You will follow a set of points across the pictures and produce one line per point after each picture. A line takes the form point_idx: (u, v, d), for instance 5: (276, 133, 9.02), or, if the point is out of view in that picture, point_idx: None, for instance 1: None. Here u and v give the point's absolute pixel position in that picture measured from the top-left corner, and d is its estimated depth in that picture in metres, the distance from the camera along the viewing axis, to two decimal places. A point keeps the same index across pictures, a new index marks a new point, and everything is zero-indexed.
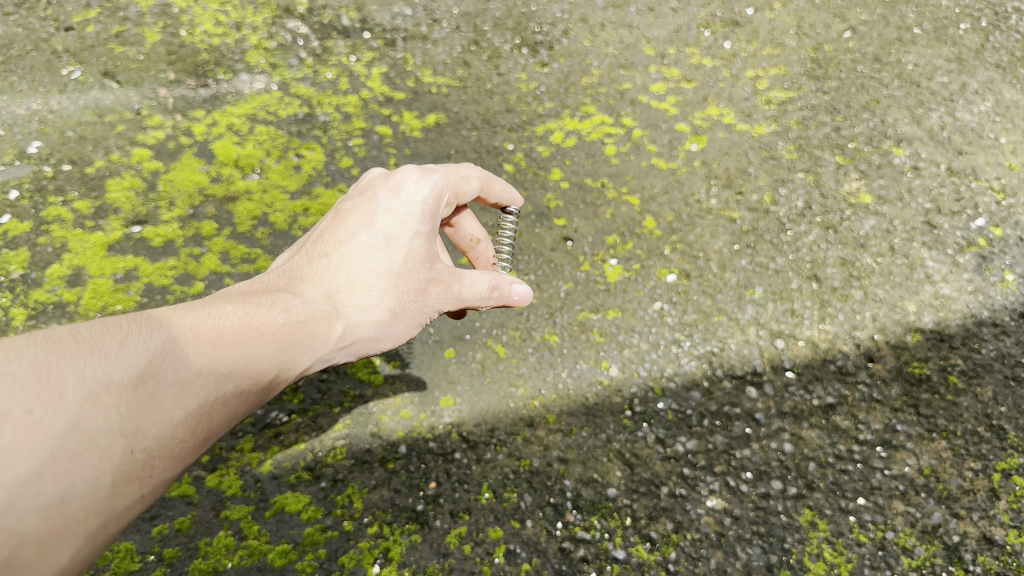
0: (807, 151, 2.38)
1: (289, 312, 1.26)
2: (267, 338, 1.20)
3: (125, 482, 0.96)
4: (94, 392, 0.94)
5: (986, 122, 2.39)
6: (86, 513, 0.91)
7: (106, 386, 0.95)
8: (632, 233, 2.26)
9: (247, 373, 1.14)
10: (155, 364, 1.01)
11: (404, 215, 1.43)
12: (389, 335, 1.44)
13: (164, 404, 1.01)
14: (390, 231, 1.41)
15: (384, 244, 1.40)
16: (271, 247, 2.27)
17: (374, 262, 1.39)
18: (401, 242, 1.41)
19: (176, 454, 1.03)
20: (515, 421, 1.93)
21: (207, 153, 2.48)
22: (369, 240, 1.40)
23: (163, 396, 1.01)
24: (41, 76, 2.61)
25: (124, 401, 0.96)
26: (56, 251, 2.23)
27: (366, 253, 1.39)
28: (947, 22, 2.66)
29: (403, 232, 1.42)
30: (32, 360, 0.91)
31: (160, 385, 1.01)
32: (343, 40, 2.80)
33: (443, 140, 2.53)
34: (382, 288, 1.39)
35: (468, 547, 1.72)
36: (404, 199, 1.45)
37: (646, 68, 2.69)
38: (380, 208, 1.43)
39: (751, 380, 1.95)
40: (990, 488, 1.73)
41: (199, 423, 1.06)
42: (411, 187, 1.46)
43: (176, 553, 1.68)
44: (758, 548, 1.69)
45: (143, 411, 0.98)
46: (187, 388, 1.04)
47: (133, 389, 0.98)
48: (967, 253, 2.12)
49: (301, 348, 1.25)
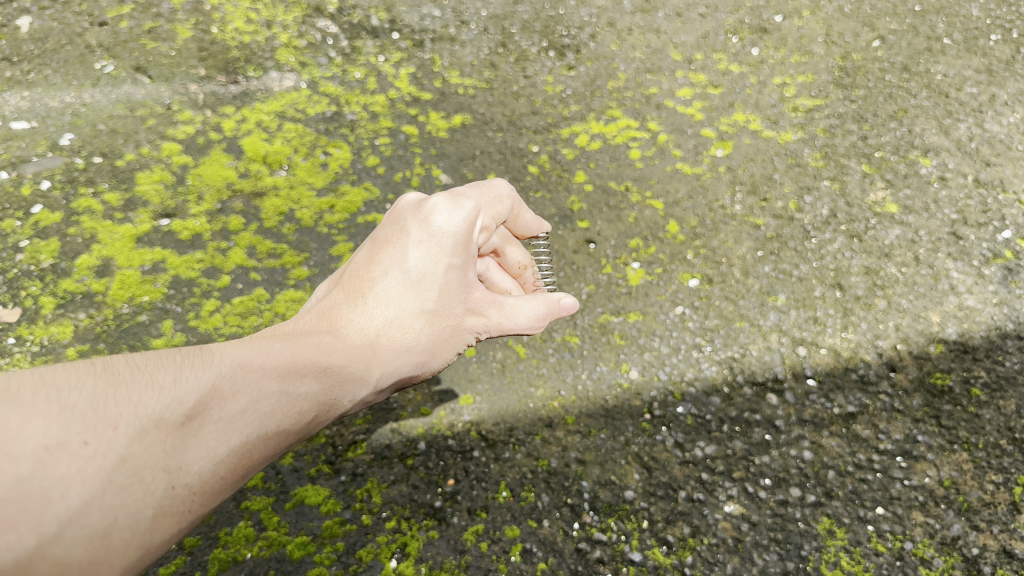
0: (833, 159, 2.37)
1: (331, 354, 1.24)
2: (311, 375, 1.16)
3: (165, 516, 0.92)
4: (144, 427, 0.90)
5: (1015, 134, 2.36)
6: (126, 545, 0.88)
7: (157, 422, 0.91)
8: (655, 237, 2.27)
9: (292, 410, 1.11)
10: (206, 400, 0.98)
11: (437, 247, 1.38)
12: (427, 365, 1.45)
13: (209, 441, 0.98)
14: (422, 268, 1.38)
15: (417, 282, 1.38)
16: (297, 243, 2.29)
17: (409, 301, 1.37)
18: (434, 278, 1.39)
19: (217, 489, 0.99)
20: (534, 421, 1.94)
21: (236, 148, 2.51)
22: (402, 278, 1.38)
23: (208, 432, 0.98)
24: (74, 69, 2.65)
25: (171, 437, 0.93)
26: (86, 242, 2.27)
27: (401, 293, 1.37)
28: (978, 33, 2.64)
29: (436, 267, 1.38)
30: (91, 391, 0.88)
31: (205, 422, 0.98)
32: (372, 40, 2.83)
33: (469, 141, 2.55)
34: (416, 328, 1.39)
35: (484, 545, 1.74)
36: (438, 229, 1.38)
37: (673, 73, 2.69)
38: (412, 242, 1.38)
39: (772, 387, 1.94)
40: (1010, 502, 1.72)
41: (240, 460, 1.03)
42: (443, 218, 1.38)
43: (196, 542, 1.72)
44: (775, 555, 1.70)
45: (188, 447, 0.95)
46: (231, 425, 1.01)
47: (181, 426, 0.94)
48: (993, 265, 2.10)
49: (342, 388, 1.23)
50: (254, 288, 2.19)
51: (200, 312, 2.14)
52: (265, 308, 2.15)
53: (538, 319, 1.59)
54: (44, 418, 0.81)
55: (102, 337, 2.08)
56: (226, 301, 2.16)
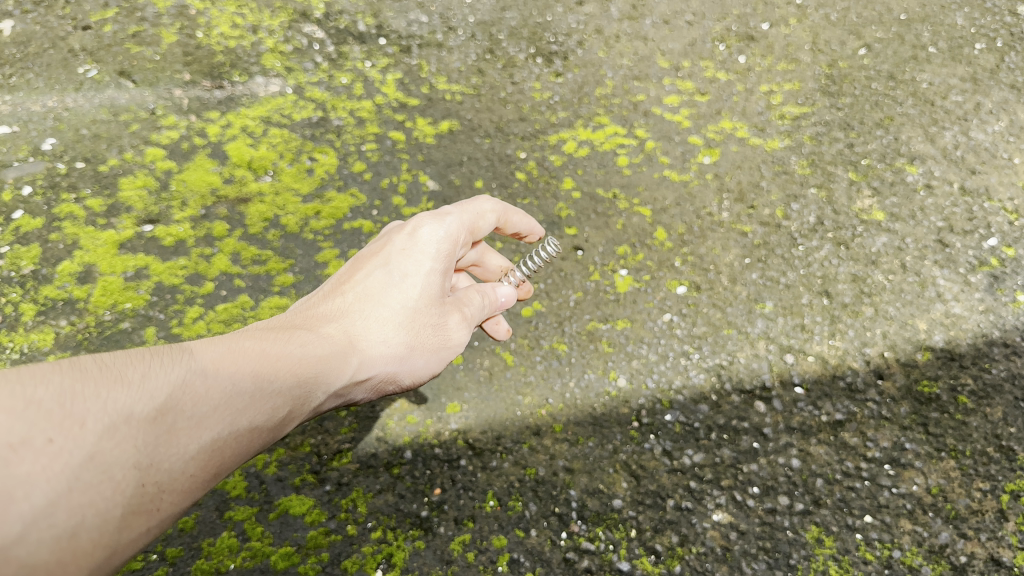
0: (820, 166, 2.38)
1: (307, 346, 1.26)
2: (286, 368, 1.19)
3: (134, 516, 0.93)
4: (114, 423, 0.92)
5: (1000, 142, 2.38)
6: (93, 545, 0.88)
7: (127, 418, 0.94)
8: (642, 244, 2.27)
9: (265, 407, 1.13)
10: (177, 396, 1.01)
11: (419, 253, 1.48)
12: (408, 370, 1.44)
13: (180, 438, 1.00)
14: (404, 268, 1.46)
15: (399, 280, 1.44)
16: (282, 249, 2.27)
17: (390, 297, 1.42)
18: (415, 277, 1.45)
19: (187, 488, 1.01)
20: (522, 429, 1.93)
21: (221, 154, 2.49)
22: (384, 277, 1.44)
23: (180, 429, 1.00)
24: (57, 74, 2.63)
25: (141, 432, 0.95)
26: (67, 247, 2.24)
27: (382, 289, 1.42)
28: (963, 42, 2.65)
29: (418, 268, 1.46)
30: (58, 386, 0.90)
31: (177, 418, 1.00)
32: (359, 46, 2.81)
33: (456, 148, 2.54)
34: (396, 323, 1.41)
35: (471, 555, 1.72)
36: (422, 239, 1.51)
37: (660, 80, 2.70)
38: (396, 248, 1.48)
39: (760, 395, 1.94)
40: (998, 509, 1.71)
41: (211, 458, 1.04)
42: (427, 231, 1.52)
43: (178, 553, 1.69)
44: (764, 564, 1.68)
45: (159, 444, 0.97)
46: (203, 422, 1.03)
47: (151, 422, 0.97)
48: (979, 272, 2.11)
49: (320, 381, 1.24)
50: (238, 295, 2.17)
51: (183, 319, 2.11)
52: (249, 314, 2.13)
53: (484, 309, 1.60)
54: (10, 415, 0.83)
55: (84, 344, 2.05)
56: (209, 308, 2.14)
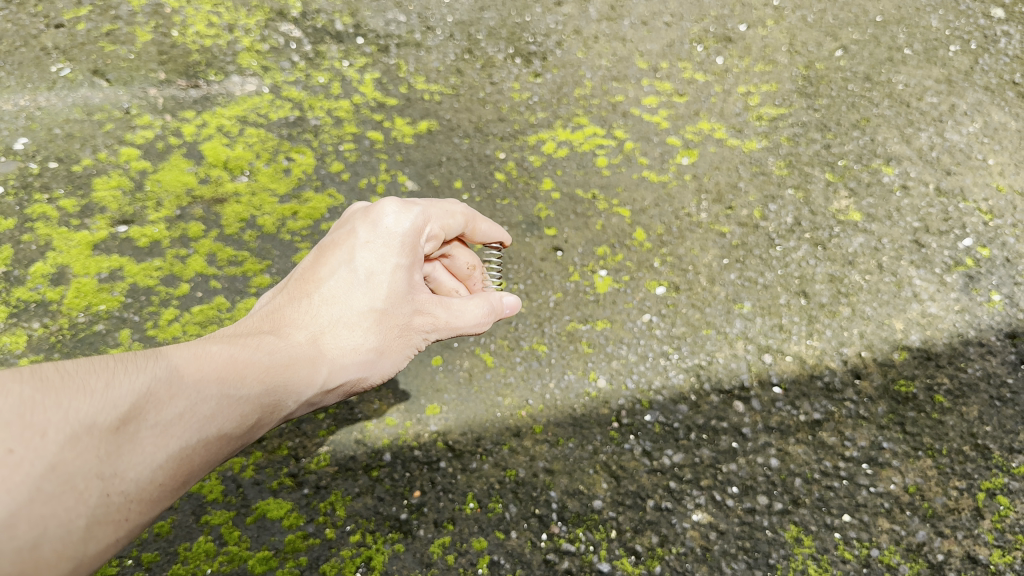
0: (798, 167, 2.39)
1: (273, 354, 1.24)
2: (253, 376, 1.18)
3: (99, 525, 0.92)
4: (76, 433, 0.89)
5: (974, 143, 2.40)
6: (56, 557, 0.86)
7: (90, 428, 0.91)
8: (622, 245, 2.27)
9: (232, 414, 1.12)
10: (143, 403, 0.98)
11: (384, 249, 1.43)
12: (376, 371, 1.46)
13: (145, 446, 0.98)
14: (370, 267, 1.41)
15: (365, 280, 1.41)
16: (259, 250, 2.25)
17: (357, 299, 1.39)
18: (381, 277, 1.42)
19: (154, 496, 1.00)
20: (502, 430, 1.92)
21: (196, 154, 2.46)
22: (349, 276, 1.40)
23: (145, 437, 0.98)
24: (28, 72, 2.59)
25: (105, 442, 0.92)
26: (40, 248, 2.21)
27: (348, 291, 1.39)
28: (937, 44, 2.68)
29: (384, 266, 1.42)
30: (19, 396, 0.86)
31: (142, 426, 0.98)
32: (336, 45, 2.79)
33: (435, 148, 2.52)
34: (364, 326, 1.40)
35: (451, 557, 1.71)
36: (386, 230, 1.44)
37: (639, 81, 2.70)
38: (360, 242, 1.42)
39: (738, 395, 1.95)
40: (974, 507, 1.72)
41: (179, 465, 1.03)
42: (390, 221, 1.45)
43: (154, 558, 1.66)
44: (743, 564, 1.69)
45: (123, 453, 0.95)
46: (169, 430, 1.01)
47: (116, 432, 0.94)
48: (954, 273, 2.13)
49: (288, 389, 1.24)
50: (214, 296, 2.14)
51: (158, 321, 2.08)
52: (225, 316, 2.10)
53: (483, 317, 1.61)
54: None
55: (57, 347, 2.01)
56: (185, 310, 2.11)
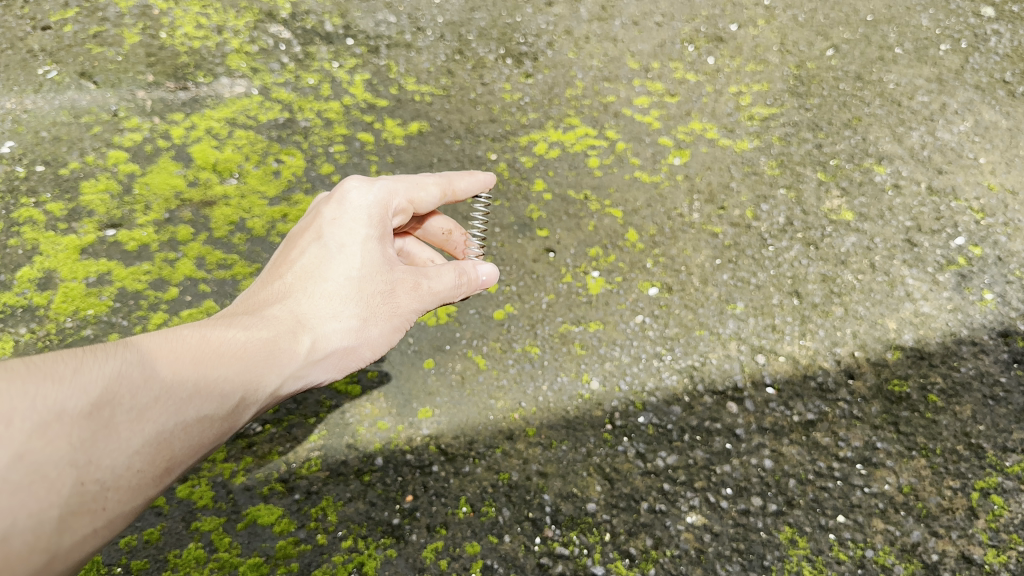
0: (789, 167, 2.39)
1: (248, 332, 1.25)
2: (228, 355, 1.18)
3: (76, 516, 0.92)
4: (45, 421, 0.89)
5: (966, 142, 2.40)
6: (29, 550, 0.86)
7: (59, 415, 0.91)
8: (614, 246, 2.25)
9: (211, 394, 1.12)
10: (113, 388, 0.98)
11: (352, 223, 1.45)
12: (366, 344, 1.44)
13: (120, 431, 0.98)
14: (339, 241, 1.43)
15: (337, 254, 1.42)
16: (249, 253, 2.23)
17: (331, 271, 1.40)
18: (353, 249, 1.43)
19: (134, 484, 0.99)
20: (495, 433, 1.91)
21: (185, 157, 2.44)
22: (320, 251, 1.42)
23: (119, 422, 0.98)
24: (15, 75, 2.56)
25: (76, 428, 0.92)
26: (27, 253, 2.18)
27: (321, 266, 1.40)
28: (928, 43, 2.68)
29: (354, 239, 1.44)
30: None
31: (115, 411, 0.98)
32: (326, 46, 2.78)
33: (426, 149, 2.51)
34: (343, 296, 1.39)
35: (444, 562, 1.68)
36: (350, 206, 1.47)
37: (630, 81, 2.69)
38: (326, 221, 1.45)
39: (731, 396, 1.94)
40: (969, 507, 1.72)
41: (159, 450, 1.03)
42: (354, 196, 1.48)
43: (143, 566, 1.64)
44: (738, 566, 1.66)
45: (98, 439, 0.94)
46: (144, 414, 1.01)
47: (87, 418, 0.94)
48: (947, 272, 2.13)
49: (267, 364, 1.24)
50: (203, 299, 2.12)
51: (146, 324, 2.05)
52: None
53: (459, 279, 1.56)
54: None
55: (44, 352, 1.99)
56: (174, 314, 2.08)
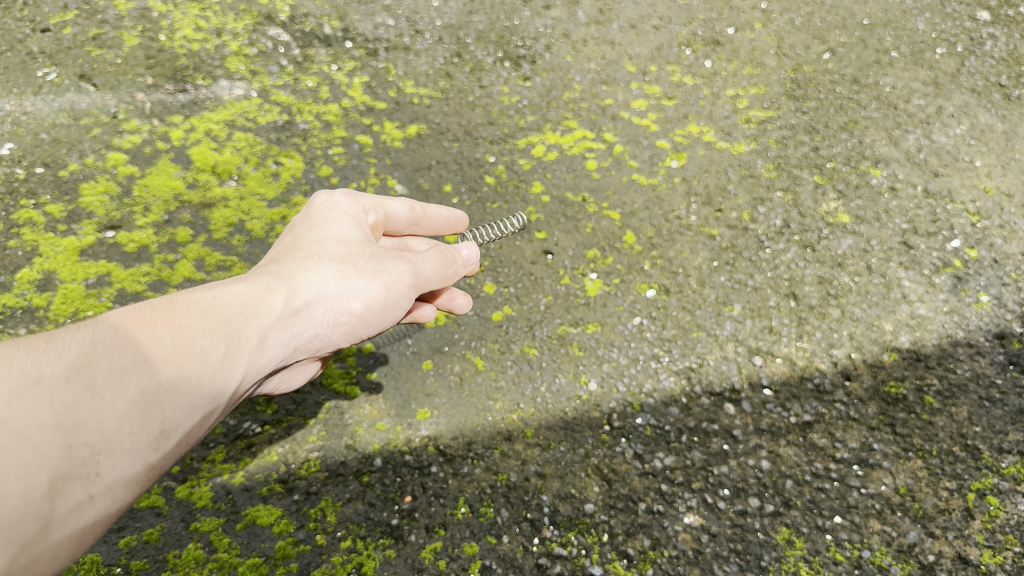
0: (786, 169, 2.40)
1: (223, 290, 1.31)
2: (203, 313, 1.24)
3: (70, 478, 0.98)
4: (22, 390, 0.97)
5: (961, 145, 2.41)
6: (27, 512, 0.91)
7: (37, 381, 0.99)
8: (611, 248, 2.26)
9: (190, 351, 1.17)
10: (87, 354, 1.06)
11: (325, 211, 1.57)
12: (354, 294, 1.44)
13: (103, 395, 1.05)
14: (315, 225, 1.54)
15: (311, 232, 1.52)
16: (248, 255, 2.23)
17: (304, 244, 1.49)
18: (326, 228, 1.53)
19: (127, 446, 1.06)
20: (493, 434, 1.91)
21: (184, 159, 2.45)
22: (294, 235, 1.53)
23: (100, 387, 1.05)
24: (14, 77, 2.57)
25: (56, 395, 0.99)
26: (26, 255, 2.19)
27: (295, 243, 1.50)
28: (924, 46, 2.69)
29: (327, 223, 1.55)
30: None
31: (94, 376, 1.05)
32: (324, 49, 2.79)
33: (424, 151, 2.52)
34: (318, 257, 1.45)
35: (442, 562, 1.68)
36: (323, 201, 1.61)
37: (627, 84, 2.70)
38: (303, 215, 1.58)
39: (729, 397, 1.95)
40: (965, 508, 1.72)
41: (146, 411, 1.09)
42: (328, 196, 1.63)
43: (143, 566, 1.63)
44: (735, 566, 1.67)
45: (80, 403, 1.01)
46: (123, 376, 1.08)
47: (65, 384, 1.01)
48: (943, 274, 2.14)
49: (244, 316, 1.28)
50: None
51: None
52: None
53: (444, 263, 1.59)
54: None
55: None
56: None
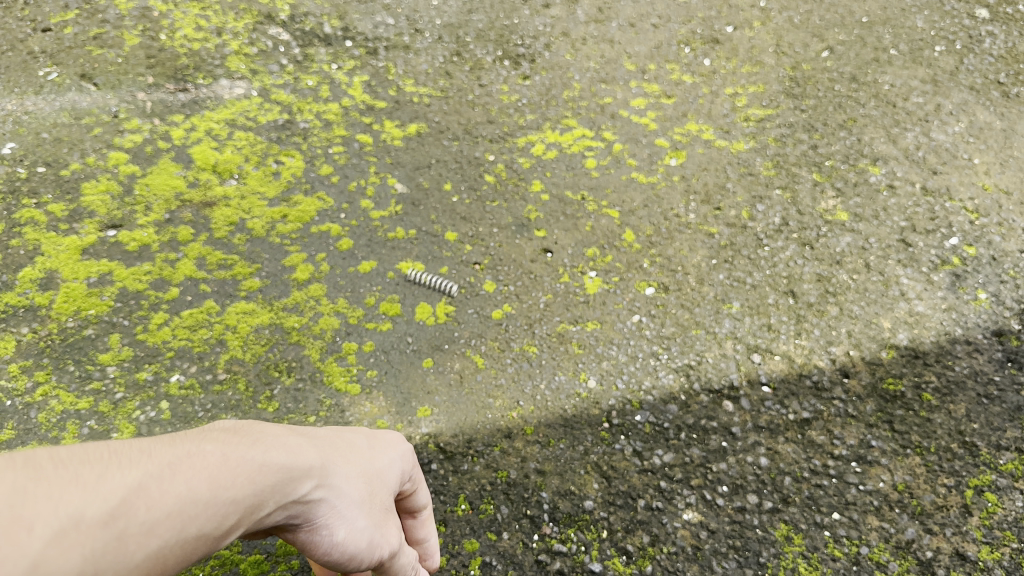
0: (785, 167, 2.41)
1: (273, 451, 0.83)
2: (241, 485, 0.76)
3: None
4: (67, 527, 0.60)
5: (960, 143, 2.42)
6: None
7: (83, 519, 0.62)
8: (611, 246, 2.27)
9: (221, 522, 0.74)
10: (140, 497, 0.67)
11: (386, 450, 1.02)
12: (389, 485, 1.01)
13: (121, 557, 0.65)
14: (386, 452, 1.03)
15: (368, 439, 1.02)
16: (249, 253, 2.24)
17: (367, 451, 1.00)
18: (401, 457, 1.05)
19: None
20: (493, 432, 1.91)
21: (185, 158, 2.45)
22: (343, 435, 0.98)
23: (134, 545, 0.66)
24: (16, 77, 2.59)
25: (97, 545, 0.63)
26: (28, 254, 2.19)
27: (354, 437, 0.99)
28: (923, 44, 2.70)
29: (387, 464, 1.01)
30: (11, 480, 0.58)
31: (131, 528, 0.66)
32: (324, 48, 2.80)
33: (424, 150, 2.53)
34: (375, 466, 0.99)
35: (443, 559, 1.69)
36: (393, 455, 1.03)
37: (626, 83, 2.71)
38: (365, 430, 1.03)
39: (728, 394, 1.95)
40: (962, 505, 1.73)
41: None
42: (402, 444, 1.05)
43: None
44: (734, 563, 1.68)
45: (110, 561, 0.64)
46: (160, 531, 0.68)
47: (106, 531, 0.64)
48: (941, 271, 2.14)
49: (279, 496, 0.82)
50: (204, 300, 2.12)
51: (147, 323, 2.06)
52: (215, 320, 2.08)
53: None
54: None
55: (46, 352, 1.99)
56: (175, 314, 2.09)
